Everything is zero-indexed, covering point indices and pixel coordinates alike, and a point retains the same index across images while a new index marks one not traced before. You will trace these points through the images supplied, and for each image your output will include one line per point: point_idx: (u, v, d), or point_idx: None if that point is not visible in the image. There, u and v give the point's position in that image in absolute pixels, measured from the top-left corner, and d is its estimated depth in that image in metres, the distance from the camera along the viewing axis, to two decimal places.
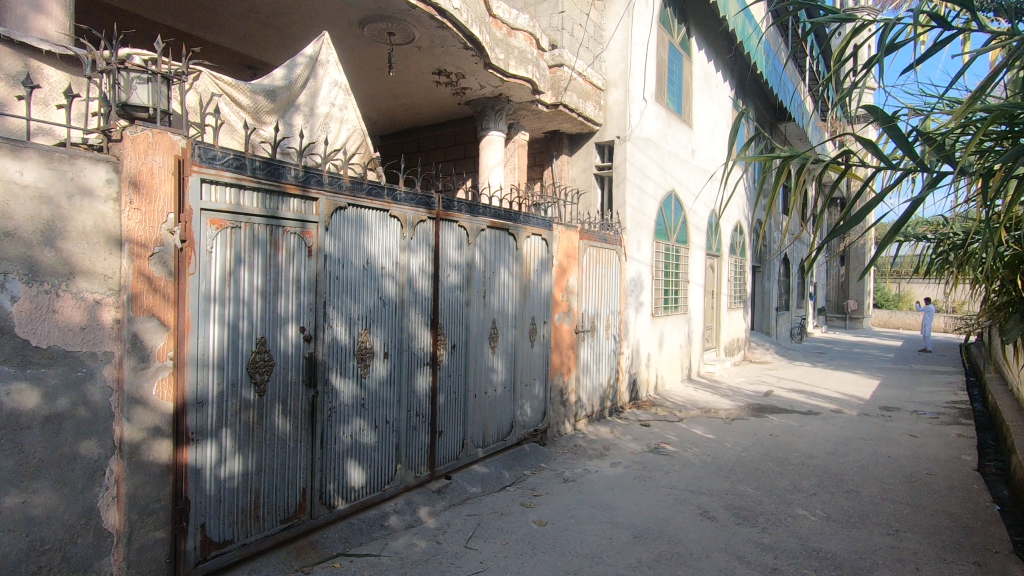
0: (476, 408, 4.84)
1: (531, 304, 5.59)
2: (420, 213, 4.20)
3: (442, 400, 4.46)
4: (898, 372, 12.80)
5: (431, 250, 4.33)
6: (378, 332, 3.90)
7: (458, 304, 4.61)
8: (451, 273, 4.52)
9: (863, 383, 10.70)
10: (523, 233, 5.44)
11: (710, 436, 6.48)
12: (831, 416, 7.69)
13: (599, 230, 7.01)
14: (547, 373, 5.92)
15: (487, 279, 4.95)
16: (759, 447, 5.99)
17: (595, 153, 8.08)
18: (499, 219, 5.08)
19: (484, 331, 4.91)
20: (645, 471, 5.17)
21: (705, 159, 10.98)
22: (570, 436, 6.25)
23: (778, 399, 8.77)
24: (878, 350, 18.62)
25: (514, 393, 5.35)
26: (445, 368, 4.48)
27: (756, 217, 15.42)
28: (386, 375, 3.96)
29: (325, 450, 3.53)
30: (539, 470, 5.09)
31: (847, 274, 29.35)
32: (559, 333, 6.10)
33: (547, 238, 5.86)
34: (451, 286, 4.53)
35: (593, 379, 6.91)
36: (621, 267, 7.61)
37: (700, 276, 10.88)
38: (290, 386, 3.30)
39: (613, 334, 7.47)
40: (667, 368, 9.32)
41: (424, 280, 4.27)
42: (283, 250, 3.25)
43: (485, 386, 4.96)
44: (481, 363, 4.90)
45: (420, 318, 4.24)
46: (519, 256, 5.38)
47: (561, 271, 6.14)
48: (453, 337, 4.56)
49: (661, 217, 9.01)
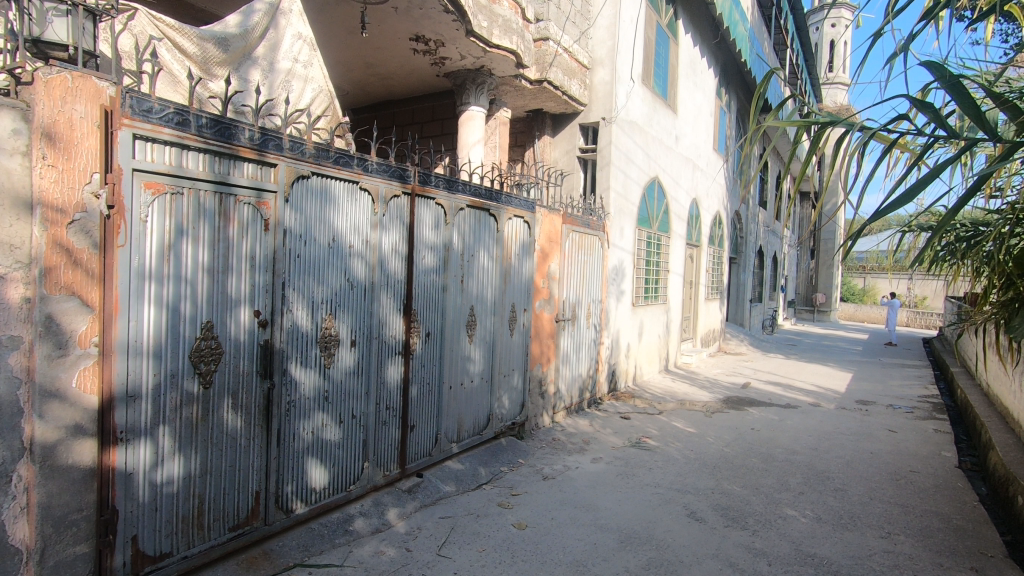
0: (452, 400, 4.52)
1: (512, 291, 5.27)
2: (394, 187, 3.81)
3: (415, 393, 4.11)
4: (868, 365, 12.95)
5: (406, 229, 3.96)
6: (345, 317, 3.52)
7: (434, 288, 4.26)
8: (426, 254, 4.16)
9: (836, 376, 10.74)
10: (505, 214, 5.09)
11: (691, 430, 6.30)
12: (809, 409, 7.61)
13: (582, 214, 6.71)
14: (526, 363, 5.63)
15: (466, 264, 4.60)
16: (741, 443, 5.82)
17: (579, 135, 7.76)
18: (479, 198, 4.73)
19: (461, 318, 4.58)
20: (628, 467, 4.93)
21: (688, 147, 10.78)
22: (548, 429, 5.99)
23: (755, 391, 8.68)
24: (846, 343, 18.92)
25: (491, 385, 5.04)
26: (419, 357, 4.13)
27: (734, 208, 15.37)
28: (353, 365, 3.58)
29: (283, 448, 3.16)
30: (517, 467, 4.80)
31: (816, 268, 29.86)
32: (539, 322, 5.81)
33: (529, 221, 5.53)
34: (427, 268, 4.17)
35: (573, 369, 6.65)
36: (603, 254, 7.35)
37: (680, 266, 10.72)
38: (242, 376, 2.91)
39: (594, 324, 7.22)
40: (646, 359, 9.15)
41: (398, 261, 3.89)
42: (234, 222, 2.83)
43: (461, 378, 4.64)
44: (458, 353, 4.56)
45: (392, 303, 3.88)
46: (500, 239, 5.04)
47: (543, 256, 5.83)
48: (428, 324, 4.21)
49: (644, 205, 8.76)
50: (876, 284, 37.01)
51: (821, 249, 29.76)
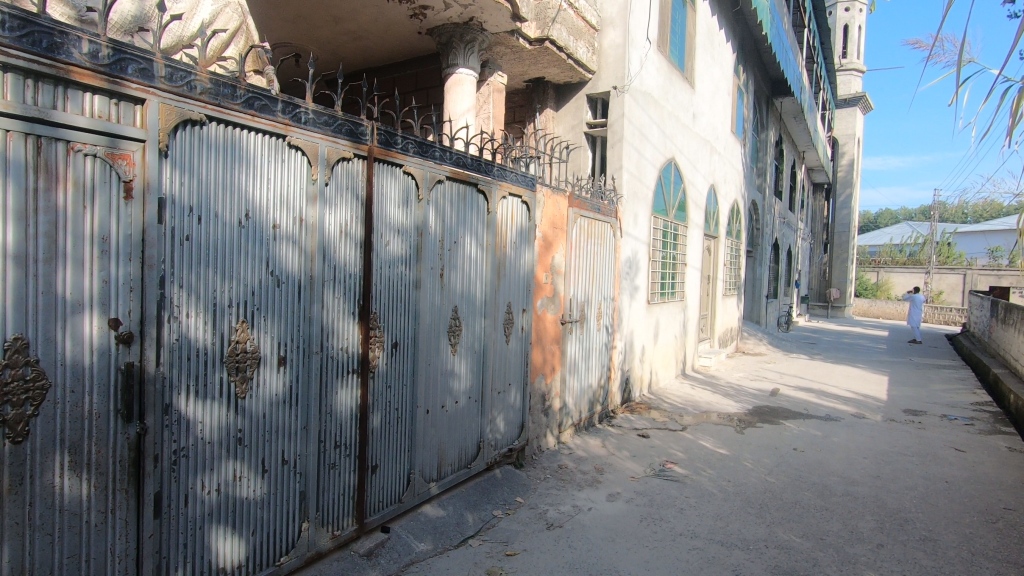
0: (429, 429, 3.53)
1: (507, 288, 4.27)
2: (343, 147, 2.80)
3: (377, 423, 3.12)
4: (900, 366, 11.90)
5: (363, 205, 2.96)
6: (270, 326, 2.52)
7: (403, 284, 3.25)
8: (391, 239, 3.15)
9: (871, 380, 9.70)
10: (497, 192, 4.08)
11: (724, 452, 5.28)
12: (854, 422, 6.59)
13: (592, 197, 5.70)
14: (526, 375, 4.63)
15: (446, 253, 3.60)
16: (786, 470, 4.80)
17: (586, 108, 6.76)
18: (464, 168, 3.71)
19: (441, 322, 3.59)
20: (653, 508, 3.92)
21: (705, 127, 9.75)
22: (553, 453, 5.01)
23: (787, 399, 7.66)
24: (868, 341, 17.83)
25: (482, 405, 4.05)
26: (382, 376, 3.13)
27: (751, 196, 14.36)
28: (282, 392, 2.59)
29: (169, 520, 2.16)
30: (514, 510, 3.80)
31: (830, 262, 28.75)
32: (542, 325, 4.82)
33: (529, 202, 4.53)
34: (393, 256, 3.17)
35: (582, 379, 5.65)
36: (615, 244, 6.35)
37: (697, 259, 9.71)
38: (88, 420, 1.91)
39: (606, 325, 6.22)
40: (662, 363, 8.15)
41: (350, 250, 2.90)
42: (65, 183, 1.83)
43: (442, 398, 3.65)
44: (437, 367, 3.57)
45: (342, 304, 2.88)
46: (491, 223, 4.04)
47: (546, 246, 4.84)
48: (396, 333, 3.22)
49: (660, 189, 7.74)
50: (889, 278, 35.96)
51: (835, 243, 28.63)
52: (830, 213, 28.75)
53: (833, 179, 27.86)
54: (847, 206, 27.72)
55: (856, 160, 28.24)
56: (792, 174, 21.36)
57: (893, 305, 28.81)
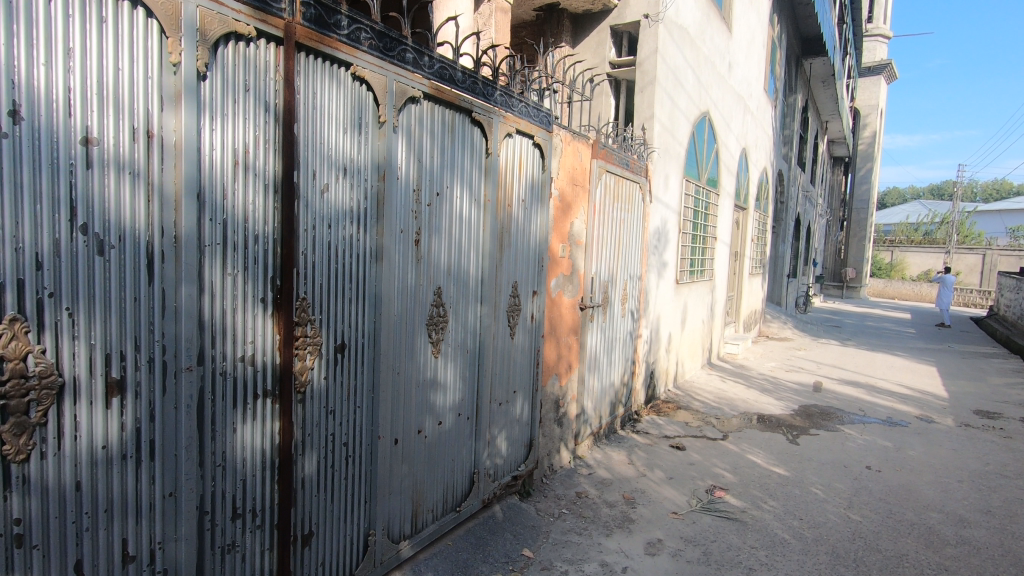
0: (398, 466, 2.43)
1: (513, 263, 3.13)
2: (235, 14, 1.61)
3: (309, 470, 2.02)
4: (942, 355, 10.80)
5: (279, 121, 1.79)
6: (87, 326, 1.39)
7: (353, 254, 2.11)
8: (333, 182, 2.00)
9: (920, 371, 8.61)
10: (500, 126, 2.90)
11: (782, 471, 4.20)
12: (925, 428, 5.51)
13: (619, 149, 4.51)
14: (536, 379, 3.52)
15: (424, 208, 2.46)
16: (870, 502, 3.71)
17: (609, 44, 5.54)
18: (451, 84, 2.52)
19: (416, 312, 2.46)
20: (712, 570, 2.84)
21: (740, 81, 8.48)
22: (568, 473, 3.94)
23: (835, 396, 6.59)
24: (894, 325, 16.71)
25: (478, 424, 2.96)
26: (317, 397, 2.01)
27: (778, 166, 13.13)
28: (119, 441, 1.47)
29: None
30: (520, 571, 2.70)
31: (846, 241, 27.53)
32: (556, 311, 3.70)
33: (543, 145, 3.34)
34: (336, 207, 2.01)
35: (603, 377, 4.56)
36: (644, 211, 5.19)
37: (727, 234, 8.55)
38: None
39: (631, 310, 5.10)
40: (688, 352, 7.06)
41: (255, 195, 1.74)
42: None
43: (419, 420, 2.54)
44: (410, 378, 2.46)
45: (244, 285, 1.74)
46: (491, 169, 2.86)
47: (562, 209, 3.69)
48: (341, 330, 2.09)
49: (693, 148, 6.54)
50: (905, 258, 34.75)
51: (853, 221, 27.36)
52: (849, 189, 27.41)
53: (853, 152, 26.49)
54: (866, 180, 26.41)
55: (878, 133, 26.83)
56: (814, 145, 20.01)
57: (911, 286, 27.68)
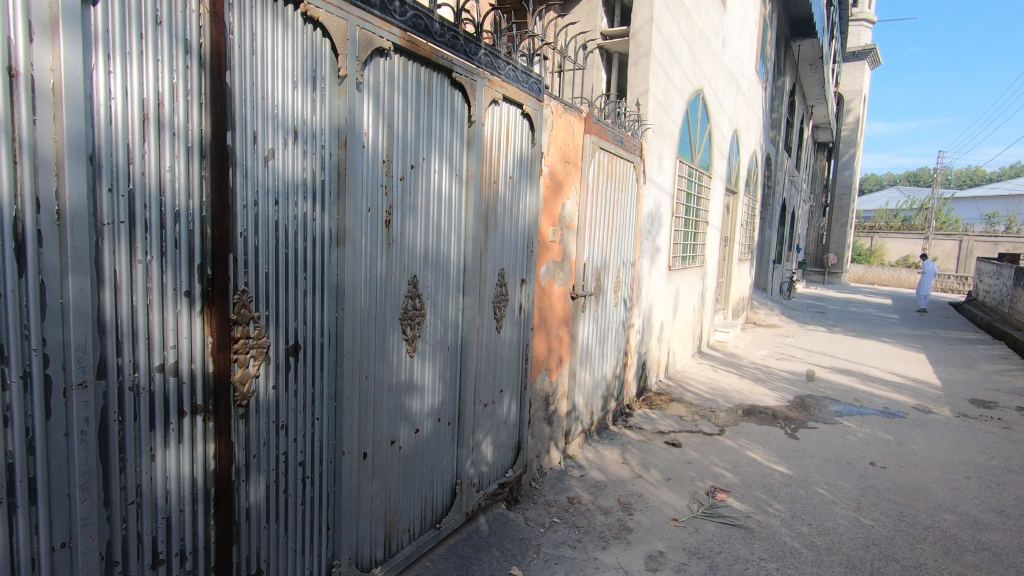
0: (367, 484, 2.09)
1: (499, 247, 2.78)
2: None
3: (256, 498, 1.67)
4: (929, 341, 10.75)
5: (205, 66, 1.41)
6: None
7: (308, 237, 1.74)
8: (280, 147, 1.63)
9: (910, 358, 8.50)
10: (485, 91, 2.53)
11: (784, 470, 3.96)
12: (924, 420, 5.34)
13: (613, 125, 4.17)
14: (525, 376, 3.20)
15: (397, 183, 2.09)
16: (880, 504, 3.48)
17: (601, 13, 5.15)
18: (427, 37, 2.14)
19: (387, 304, 2.10)
20: None
21: (733, 60, 8.17)
22: (558, 476, 3.64)
23: (830, 386, 6.41)
24: (878, 311, 16.74)
25: (460, 429, 2.63)
26: (264, 411, 1.66)
27: (766, 150, 12.91)
28: None
29: None
30: None
31: (829, 226, 27.62)
32: (546, 301, 3.38)
33: (533, 116, 2.98)
34: (284, 179, 1.64)
35: (595, 370, 4.26)
36: (638, 193, 4.86)
37: (718, 218, 8.28)
38: None
39: (623, 298, 4.80)
40: (679, 341, 6.82)
41: (174, 159, 1.36)
42: None
43: (392, 429, 2.20)
44: (380, 382, 2.11)
45: (163, 275, 1.37)
46: (475, 140, 2.50)
47: (554, 188, 3.34)
48: (294, 328, 1.73)
49: (687, 127, 6.22)
50: (884, 244, 35.10)
51: (835, 206, 27.44)
52: (832, 174, 27.45)
53: (837, 138, 26.48)
54: (849, 166, 26.45)
55: (861, 118, 26.83)
56: (800, 129, 19.86)
57: (891, 271, 27.95)
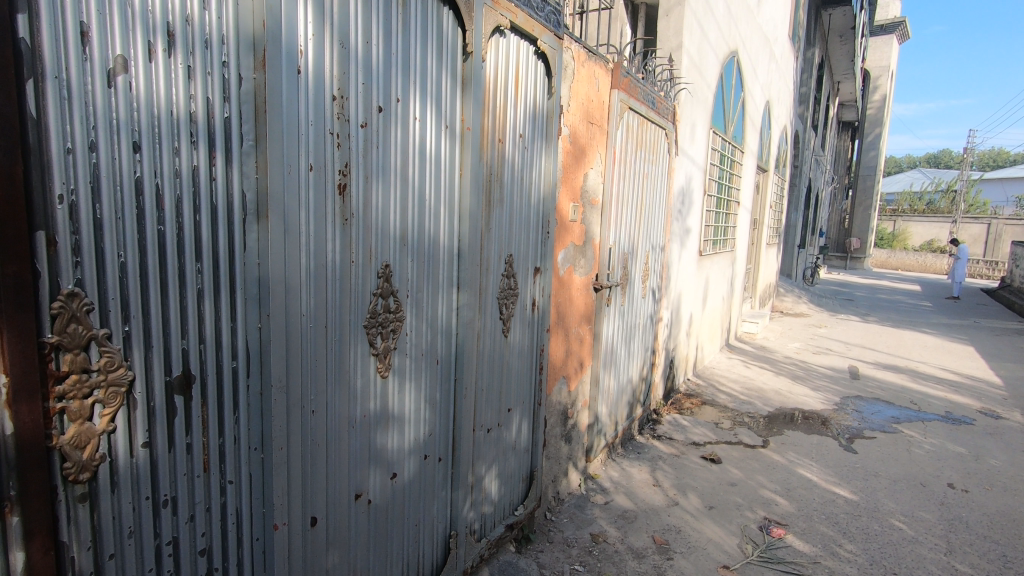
0: (318, 561, 1.48)
1: (505, 227, 2.13)
2: None
3: None
4: (972, 331, 9.97)
5: None
6: None
7: (200, 205, 1.10)
8: (141, 56, 0.99)
9: (959, 351, 7.76)
10: (484, 13, 1.86)
11: (849, 494, 3.31)
12: (996, 427, 4.65)
13: (645, 82, 3.47)
14: (539, 388, 2.57)
15: (356, 132, 1.45)
16: (975, 544, 2.83)
17: None
18: None
19: (344, 307, 1.47)
20: None
21: (767, 21, 7.33)
22: (578, 503, 3.02)
23: (879, 385, 5.71)
24: (908, 298, 15.88)
25: (455, 466, 2.02)
26: (128, 482, 1.04)
27: (795, 126, 12.03)
28: None
29: None
30: None
31: (852, 210, 26.54)
32: (564, 295, 2.73)
33: (549, 57, 2.31)
34: (148, 109, 1.00)
35: (620, 373, 3.62)
36: (669, 166, 4.17)
37: (748, 199, 7.55)
38: None
39: (651, 288, 4.13)
40: (707, 334, 6.15)
41: None
42: None
43: (356, 482, 1.58)
44: (335, 417, 1.49)
45: None
46: (471, 81, 1.84)
47: (575, 154, 2.68)
48: (182, 348, 1.10)
49: (721, 94, 5.48)
50: (908, 228, 33.85)
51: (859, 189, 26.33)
52: (856, 155, 26.29)
53: (862, 116, 25.29)
54: (875, 146, 25.27)
55: (888, 96, 25.58)
56: (826, 106, 18.81)
57: (916, 256, 26.88)
